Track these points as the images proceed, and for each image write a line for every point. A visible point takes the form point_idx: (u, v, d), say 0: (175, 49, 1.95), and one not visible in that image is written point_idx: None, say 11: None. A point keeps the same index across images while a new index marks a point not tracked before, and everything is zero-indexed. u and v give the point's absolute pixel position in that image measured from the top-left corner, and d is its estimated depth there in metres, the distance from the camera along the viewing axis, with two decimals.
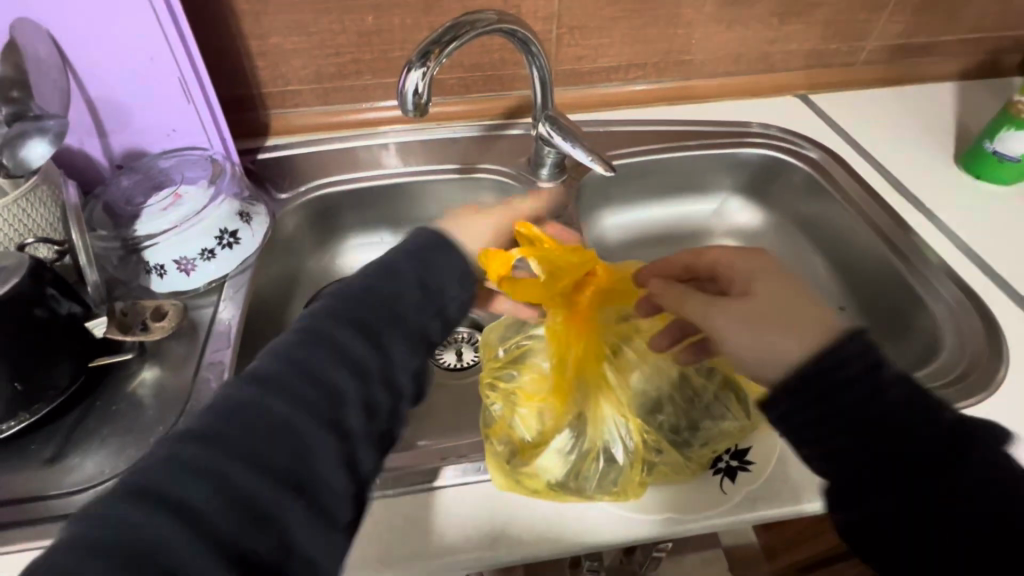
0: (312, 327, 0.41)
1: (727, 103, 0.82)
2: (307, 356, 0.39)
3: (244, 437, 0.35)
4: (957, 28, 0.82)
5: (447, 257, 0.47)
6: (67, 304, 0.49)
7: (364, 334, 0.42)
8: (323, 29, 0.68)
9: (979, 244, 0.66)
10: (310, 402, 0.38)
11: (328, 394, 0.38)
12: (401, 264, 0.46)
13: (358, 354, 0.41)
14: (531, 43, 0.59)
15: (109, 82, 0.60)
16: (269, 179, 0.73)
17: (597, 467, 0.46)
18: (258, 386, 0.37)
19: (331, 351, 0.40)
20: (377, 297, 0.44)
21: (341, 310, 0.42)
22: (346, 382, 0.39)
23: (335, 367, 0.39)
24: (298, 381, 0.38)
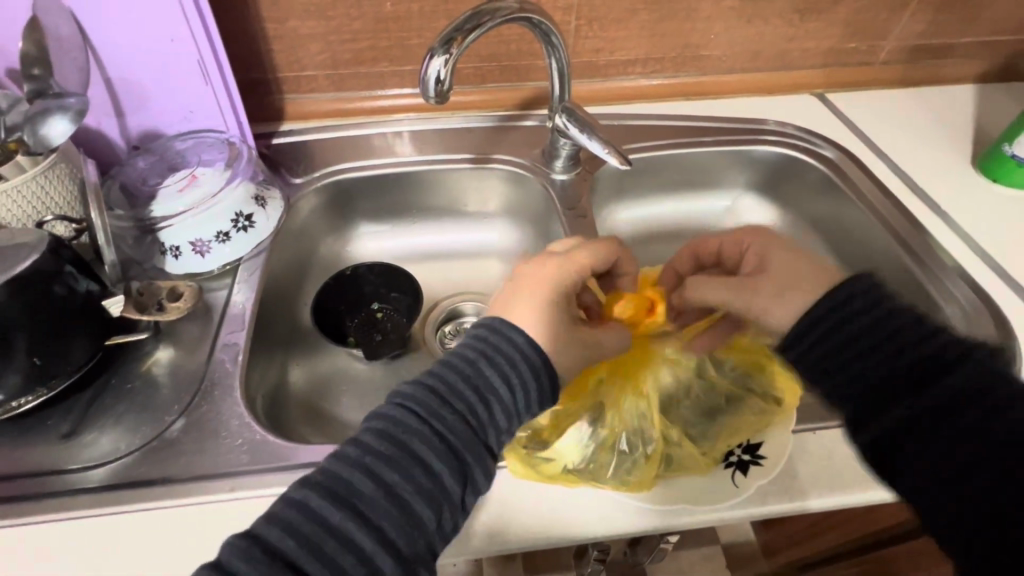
0: (419, 445, 0.38)
1: (743, 100, 0.82)
2: (405, 479, 0.37)
3: (332, 568, 0.34)
4: (979, 30, 0.81)
5: (542, 376, 0.44)
6: (85, 282, 0.50)
7: (467, 466, 0.39)
8: (341, 14, 0.68)
9: (995, 248, 0.66)
10: (402, 534, 0.36)
11: (417, 524, 0.37)
12: (498, 383, 0.42)
13: (457, 484, 0.38)
14: (551, 34, 0.59)
15: (128, 62, 0.60)
16: (283, 164, 0.73)
17: (615, 455, 0.47)
18: (362, 509, 0.36)
19: (430, 478, 0.38)
20: (472, 418, 0.40)
21: (440, 428, 0.39)
22: (441, 511, 0.38)
23: (427, 496, 0.37)
24: (388, 508, 0.36)
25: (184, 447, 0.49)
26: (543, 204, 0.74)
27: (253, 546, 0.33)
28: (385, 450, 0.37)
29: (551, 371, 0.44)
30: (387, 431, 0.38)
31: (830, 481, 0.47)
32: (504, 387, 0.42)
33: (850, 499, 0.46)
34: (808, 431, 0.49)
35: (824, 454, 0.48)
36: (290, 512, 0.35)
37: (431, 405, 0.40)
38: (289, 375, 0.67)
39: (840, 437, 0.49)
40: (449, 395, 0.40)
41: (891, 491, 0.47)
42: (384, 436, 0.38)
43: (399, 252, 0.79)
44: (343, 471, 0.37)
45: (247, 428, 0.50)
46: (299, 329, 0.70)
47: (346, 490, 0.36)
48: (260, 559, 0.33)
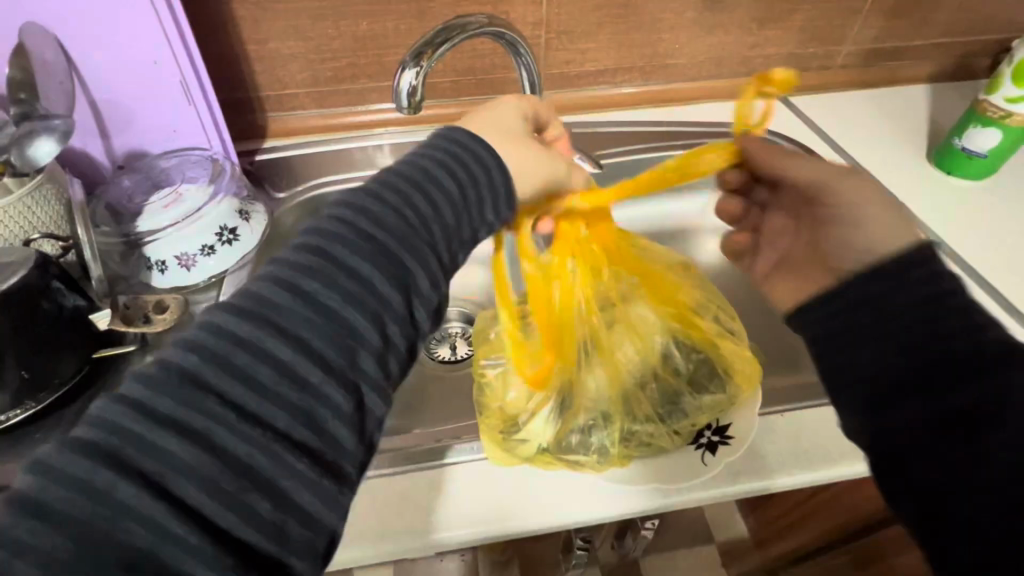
0: (342, 254, 0.37)
1: (710, 105, 0.86)
2: (329, 292, 0.36)
3: (253, 392, 0.33)
4: (929, 33, 0.85)
5: (491, 186, 0.44)
6: (73, 297, 0.51)
7: (401, 268, 0.39)
8: (319, 34, 0.70)
9: (950, 236, 0.69)
10: (333, 345, 0.35)
11: (350, 337, 0.36)
12: (440, 192, 0.42)
13: (392, 291, 0.38)
14: (519, 45, 0.62)
15: (112, 84, 0.62)
16: (266, 178, 0.76)
17: (577, 434, 0.50)
18: (279, 323, 0.35)
19: (358, 286, 0.37)
20: (411, 222, 0.40)
21: (372, 232, 0.39)
22: (378, 321, 0.37)
23: (357, 303, 0.37)
24: (309, 320, 0.35)
25: None
26: None
27: (157, 373, 0.32)
28: (307, 263, 0.37)
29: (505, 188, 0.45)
30: (302, 247, 0.38)
31: (797, 459, 0.49)
32: (447, 194, 0.42)
33: (819, 474, 0.48)
34: (775, 413, 0.51)
35: (791, 433, 0.50)
36: (202, 333, 0.34)
37: (366, 214, 0.39)
38: None
39: (805, 418, 0.51)
40: (392, 206, 0.40)
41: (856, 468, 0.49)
42: (300, 253, 0.37)
43: None
44: (266, 286, 0.36)
45: None
46: None
47: (262, 305, 0.35)
48: (160, 380, 0.32)
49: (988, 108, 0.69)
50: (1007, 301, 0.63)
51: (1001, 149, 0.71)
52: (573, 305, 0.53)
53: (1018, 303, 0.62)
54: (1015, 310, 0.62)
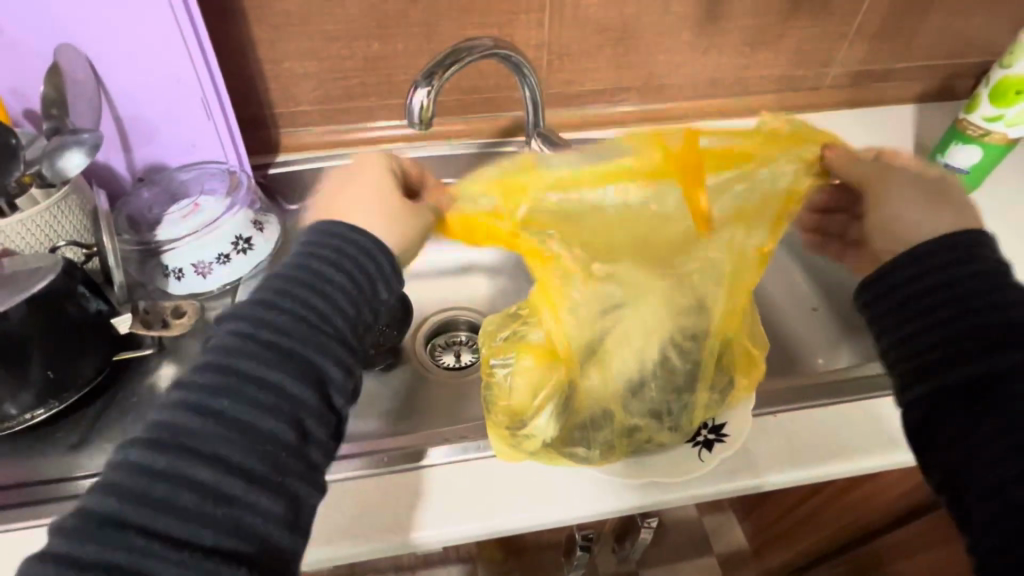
0: (248, 366, 0.38)
1: (705, 123, 0.89)
2: (243, 401, 0.38)
3: (187, 497, 0.35)
4: (912, 55, 0.90)
5: (352, 247, 0.44)
6: (95, 302, 0.53)
7: (313, 364, 0.40)
8: (332, 55, 0.74)
9: None
10: (251, 450, 0.37)
11: (271, 439, 0.38)
12: (321, 270, 0.42)
13: (303, 388, 0.39)
14: (523, 66, 0.65)
15: (136, 101, 0.65)
16: (279, 192, 0.81)
17: (572, 441, 0.53)
18: (195, 443, 0.36)
19: (270, 392, 0.38)
20: (311, 318, 0.41)
21: (260, 334, 0.39)
22: (296, 421, 0.39)
23: (272, 409, 0.38)
24: (227, 434, 0.37)
25: None
26: None
27: (83, 518, 0.34)
28: (206, 380, 0.38)
29: (369, 248, 0.44)
30: (213, 365, 0.38)
31: (788, 457, 0.53)
32: (341, 282, 0.42)
33: (809, 471, 0.52)
34: (769, 414, 0.55)
35: (784, 434, 0.54)
36: (116, 473, 0.35)
37: (248, 327, 0.40)
38: None
39: (796, 420, 0.55)
40: (275, 302, 0.41)
41: (843, 465, 0.52)
42: (209, 371, 0.38)
43: None
44: (176, 416, 0.37)
45: None
46: None
47: (175, 434, 0.36)
48: (81, 527, 0.33)
49: (968, 126, 0.73)
50: None
51: (982, 165, 0.75)
52: (572, 304, 0.54)
53: None
54: None
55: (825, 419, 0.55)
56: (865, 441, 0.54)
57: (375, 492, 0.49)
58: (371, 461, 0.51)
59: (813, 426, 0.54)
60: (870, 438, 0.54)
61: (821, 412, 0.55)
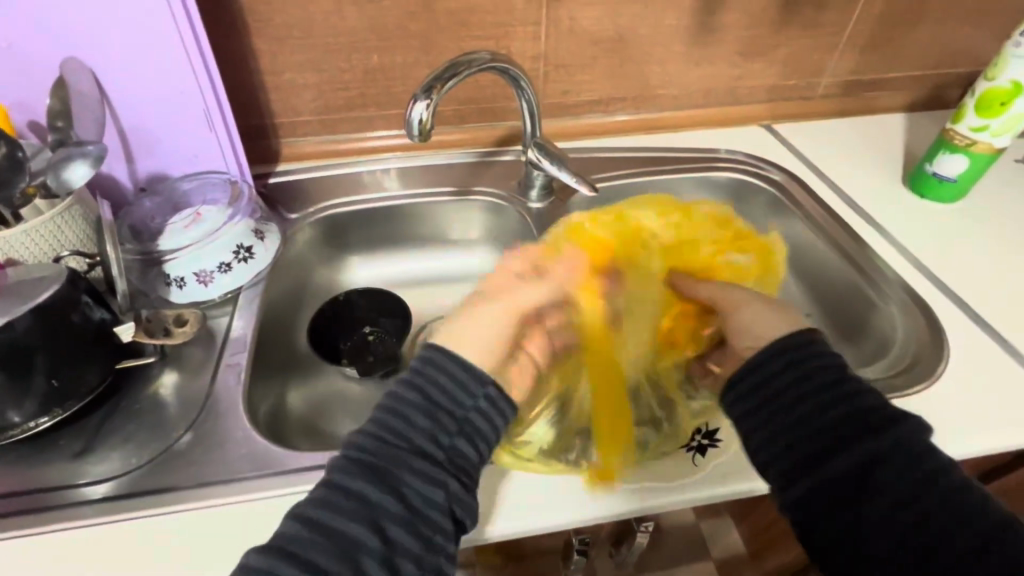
0: (348, 478, 0.43)
1: (699, 132, 0.91)
2: (337, 511, 0.41)
3: None
4: (902, 66, 0.92)
5: (462, 383, 0.49)
6: (99, 311, 0.54)
7: (399, 477, 0.43)
8: (332, 66, 0.75)
9: (924, 255, 0.74)
10: (339, 557, 0.40)
11: (359, 546, 0.40)
12: (415, 393, 0.47)
13: (389, 497, 0.42)
14: (519, 78, 0.66)
15: (139, 113, 0.66)
16: (279, 202, 0.79)
17: (573, 441, 0.56)
18: (297, 549, 0.40)
19: (363, 502, 0.42)
20: (403, 436, 0.45)
21: (376, 457, 0.44)
22: (381, 530, 0.41)
23: (357, 516, 0.41)
24: (320, 541, 0.40)
25: (190, 458, 0.53)
26: (521, 231, 0.81)
27: None
28: (317, 493, 0.43)
29: (477, 383, 0.49)
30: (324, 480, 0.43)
31: None
32: (430, 402, 0.47)
33: None
34: None
35: None
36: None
37: (365, 447, 0.44)
38: (288, 398, 0.70)
39: None
40: (380, 421, 0.46)
41: None
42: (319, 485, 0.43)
43: (386, 280, 0.85)
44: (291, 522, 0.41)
45: (249, 439, 0.54)
46: (295, 353, 0.74)
47: (290, 540, 0.40)
48: None
49: (955, 136, 0.74)
50: (976, 314, 0.67)
51: (969, 174, 0.76)
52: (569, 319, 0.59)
53: (986, 315, 0.67)
54: (984, 322, 0.66)
55: None
56: None
57: None
58: None
59: None
60: None
61: None
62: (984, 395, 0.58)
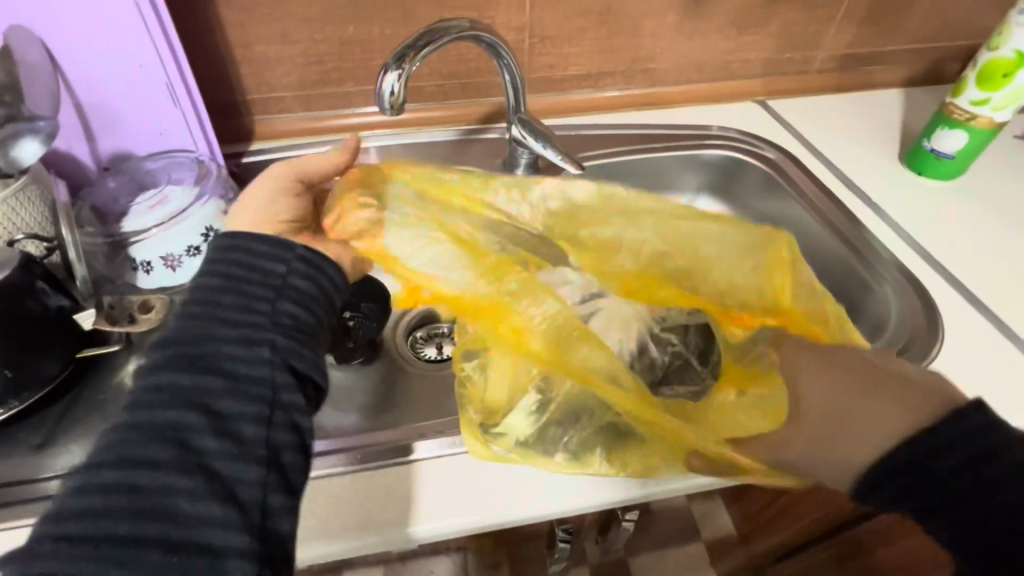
0: (161, 368, 0.39)
1: (691, 108, 0.88)
2: (154, 404, 0.37)
3: (110, 502, 0.34)
4: (900, 39, 0.88)
5: (267, 246, 0.45)
6: (57, 298, 0.51)
7: (206, 353, 0.39)
8: (305, 38, 0.71)
9: (920, 234, 0.71)
10: (162, 447, 0.36)
11: (186, 432, 0.37)
12: (213, 275, 0.43)
13: (204, 374, 0.38)
14: (500, 48, 0.63)
15: (97, 87, 0.62)
16: (253, 181, 0.76)
17: (556, 437, 0.51)
18: (118, 451, 0.36)
19: (175, 387, 0.38)
20: (207, 312, 0.41)
21: (181, 343, 0.40)
22: (208, 409, 0.38)
23: (172, 404, 0.37)
24: (140, 436, 0.36)
25: None
26: None
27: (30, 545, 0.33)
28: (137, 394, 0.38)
29: (282, 249, 0.45)
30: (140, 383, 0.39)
31: None
32: (233, 274, 0.43)
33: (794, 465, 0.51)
34: None
35: None
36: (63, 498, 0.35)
37: (170, 338, 0.40)
38: None
39: None
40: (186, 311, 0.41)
41: None
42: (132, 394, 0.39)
43: None
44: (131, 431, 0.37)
45: None
46: None
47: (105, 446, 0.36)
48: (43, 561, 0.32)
49: (955, 111, 0.72)
50: (973, 295, 0.65)
51: (968, 151, 0.74)
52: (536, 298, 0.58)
53: (983, 296, 0.65)
54: (980, 303, 0.64)
55: None
56: None
57: (339, 492, 0.48)
58: (336, 460, 0.49)
59: None
60: None
61: None
62: (980, 377, 0.57)
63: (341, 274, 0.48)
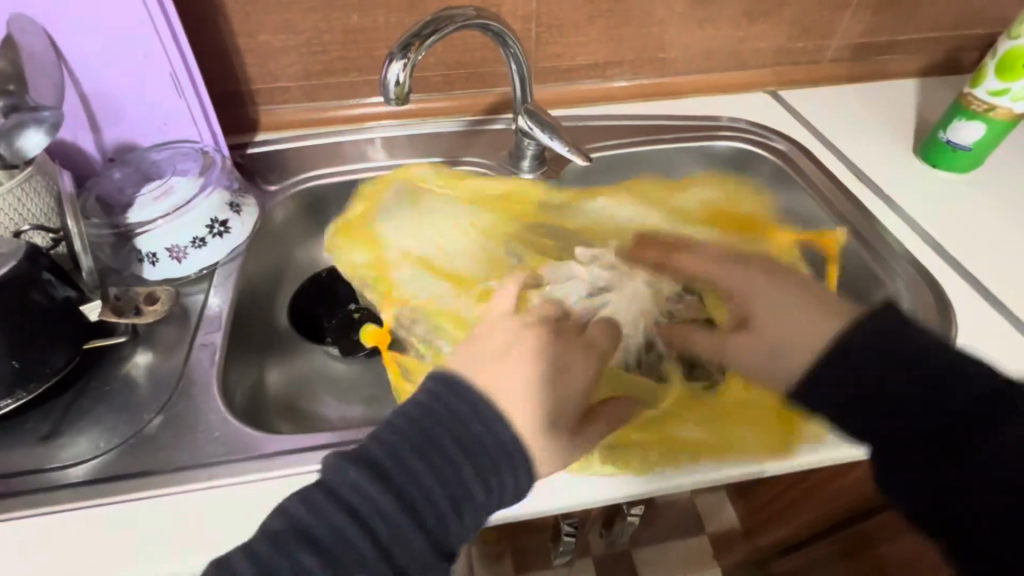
0: (399, 482, 0.39)
1: (701, 99, 0.86)
2: (364, 518, 0.38)
3: None
4: (916, 28, 0.86)
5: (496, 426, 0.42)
6: (63, 289, 0.51)
7: (450, 481, 0.40)
8: (309, 27, 0.71)
9: (933, 227, 0.70)
10: (341, 557, 0.37)
11: (359, 553, 0.37)
12: (466, 410, 0.42)
13: (426, 505, 0.40)
14: (506, 36, 0.62)
15: (101, 77, 0.62)
16: (258, 172, 0.76)
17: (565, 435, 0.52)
18: (320, 552, 0.37)
19: (387, 509, 0.38)
20: (436, 450, 0.41)
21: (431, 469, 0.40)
22: (403, 535, 0.38)
23: (369, 524, 0.38)
24: (330, 540, 0.37)
25: (163, 442, 0.51)
26: None
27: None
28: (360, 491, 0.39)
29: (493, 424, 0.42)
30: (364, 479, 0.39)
31: (778, 446, 0.51)
32: (478, 429, 0.42)
33: (798, 462, 0.51)
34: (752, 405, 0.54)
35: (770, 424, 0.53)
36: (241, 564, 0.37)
37: (397, 450, 0.40)
38: (267, 376, 0.68)
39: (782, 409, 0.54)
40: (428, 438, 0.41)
41: (832, 455, 0.51)
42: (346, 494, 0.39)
43: None
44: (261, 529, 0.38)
45: (224, 422, 0.52)
46: (276, 332, 0.72)
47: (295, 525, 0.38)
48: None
49: (972, 101, 0.70)
50: (987, 290, 0.64)
51: (984, 142, 0.72)
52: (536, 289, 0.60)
53: (998, 291, 0.64)
54: (995, 299, 0.63)
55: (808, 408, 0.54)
56: None
57: None
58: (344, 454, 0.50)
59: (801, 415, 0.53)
60: None
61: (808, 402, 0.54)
62: None
63: (526, 478, 0.43)
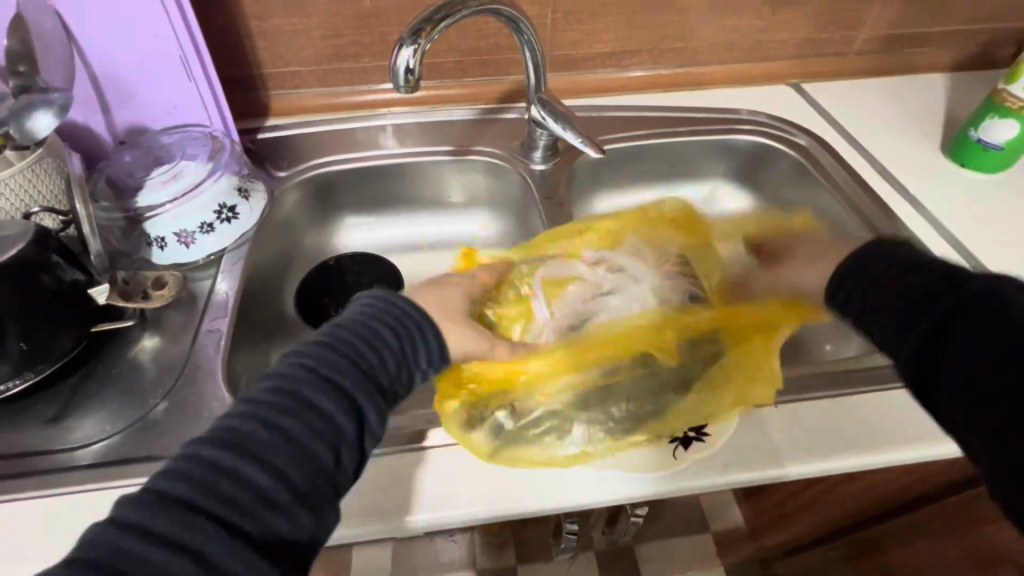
0: (295, 408, 0.39)
1: (720, 91, 0.84)
2: (259, 448, 0.37)
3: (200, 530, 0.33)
4: (950, 20, 0.83)
5: (390, 321, 0.47)
6: (72, 272, 0.51)
7: (342, 399, 0.41)
8: (321, 11, 0.69)
9: (960, 229, 0.68)
10: (248, 479, 0.36)
11: (266, 481, 0.36)
12: (356, 336, 0.45)
13: (330, 409, 0.40)
14: (519, 22, 0.60)
15: (111, 59, 0.61)
16: (267, 158, 0.75)
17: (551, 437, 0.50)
18: (204, 495, 0.34)
19: (274, 428, 0.38)
20: (334, 365, 0.42)
21: (328, 379, 0.41)
22: (312, 453, 0.38)
23: (262, 447, 0.37)
24: (214, 477, 0.35)
25: (168, 427, 0.51)
26: (522, 193, 0.76)
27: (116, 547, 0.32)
28: (245, 427, 0.38)
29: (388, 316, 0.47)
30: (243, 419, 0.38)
31: (790, 450, 0.50)
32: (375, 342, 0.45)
33: (813, 467, 0.49)
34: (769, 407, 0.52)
35: (786, 427, 0.51)
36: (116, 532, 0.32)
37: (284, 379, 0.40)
38: (273, 363, 0.68)
39: (796, 411, 0.52)
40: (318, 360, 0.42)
41: (845, 461, 0.50)
42: (234, 430, 0.37)
43: (378, 244, 0.81)
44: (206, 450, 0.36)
45: (227, 410, 0.52)
46: (283, 319, 0.72)
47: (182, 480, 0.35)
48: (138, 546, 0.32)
49: (1007, 98, 0.67)
50: None
51: (1017, 142, 0.69)
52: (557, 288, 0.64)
53: None
54: None
55: (821, 412, 0.52)
56: (877, 437, 0.51)
57: None
58: None
59: (816, 419, 0.52)
60: (875, 433, 0.51)
61: (820, 406, 0.53)
62: None
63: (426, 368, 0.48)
